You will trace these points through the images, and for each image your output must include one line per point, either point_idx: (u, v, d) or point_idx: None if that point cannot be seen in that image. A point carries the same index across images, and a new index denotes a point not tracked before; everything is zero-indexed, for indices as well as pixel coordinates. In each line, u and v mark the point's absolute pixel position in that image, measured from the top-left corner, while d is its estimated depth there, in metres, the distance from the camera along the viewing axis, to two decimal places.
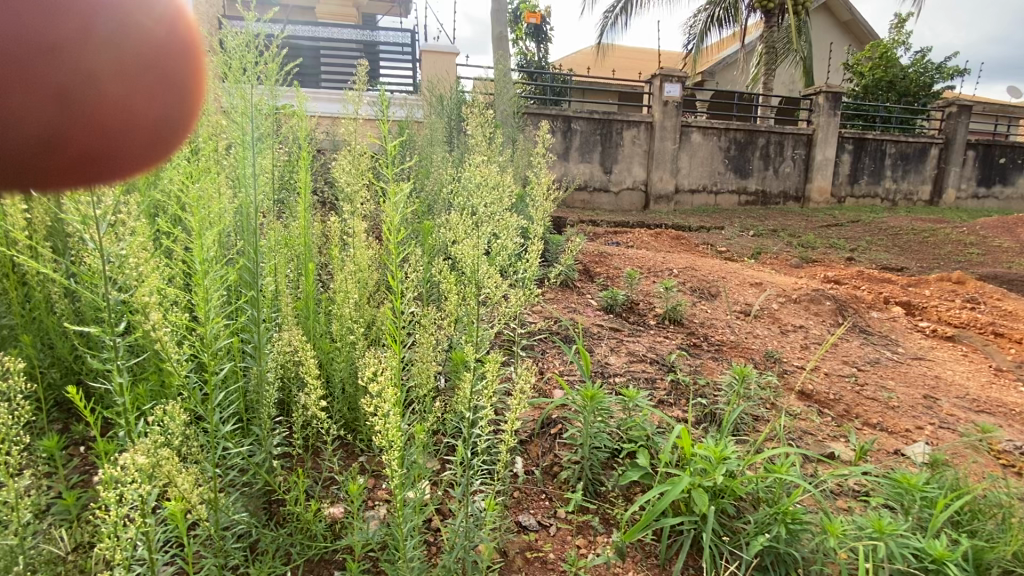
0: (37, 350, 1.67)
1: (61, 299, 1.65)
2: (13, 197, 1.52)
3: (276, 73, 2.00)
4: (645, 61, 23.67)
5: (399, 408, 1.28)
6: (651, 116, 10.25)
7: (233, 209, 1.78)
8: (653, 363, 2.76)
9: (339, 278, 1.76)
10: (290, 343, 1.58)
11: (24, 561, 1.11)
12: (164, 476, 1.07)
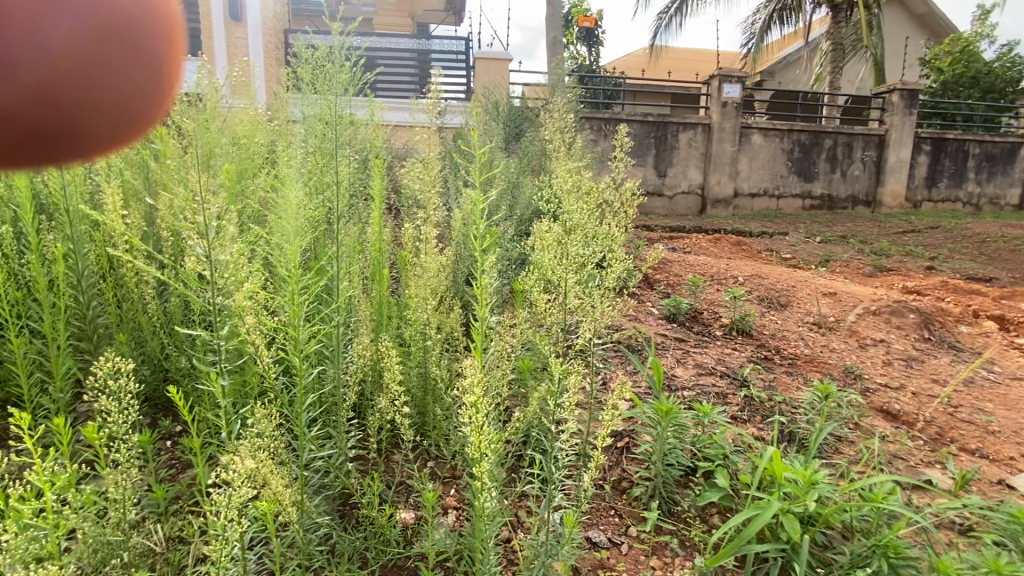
0: (131, 348, 1.76)
1: (154, 300, 1.73)
2: (118, 203, 1.61)
3: (354, 82, 2.05)
4: (700, 62, 23.04)
5: (481, 418, 1.25)
6: (708, 118, 9.94)
7: (313, 215, 1.82)
8: (723, 376, 2.63)
9: (413, 284, 1.77)
10: (368, 348, 1.59)
11: (123, 553, 1.16)
12: (259, 477, 1.09)
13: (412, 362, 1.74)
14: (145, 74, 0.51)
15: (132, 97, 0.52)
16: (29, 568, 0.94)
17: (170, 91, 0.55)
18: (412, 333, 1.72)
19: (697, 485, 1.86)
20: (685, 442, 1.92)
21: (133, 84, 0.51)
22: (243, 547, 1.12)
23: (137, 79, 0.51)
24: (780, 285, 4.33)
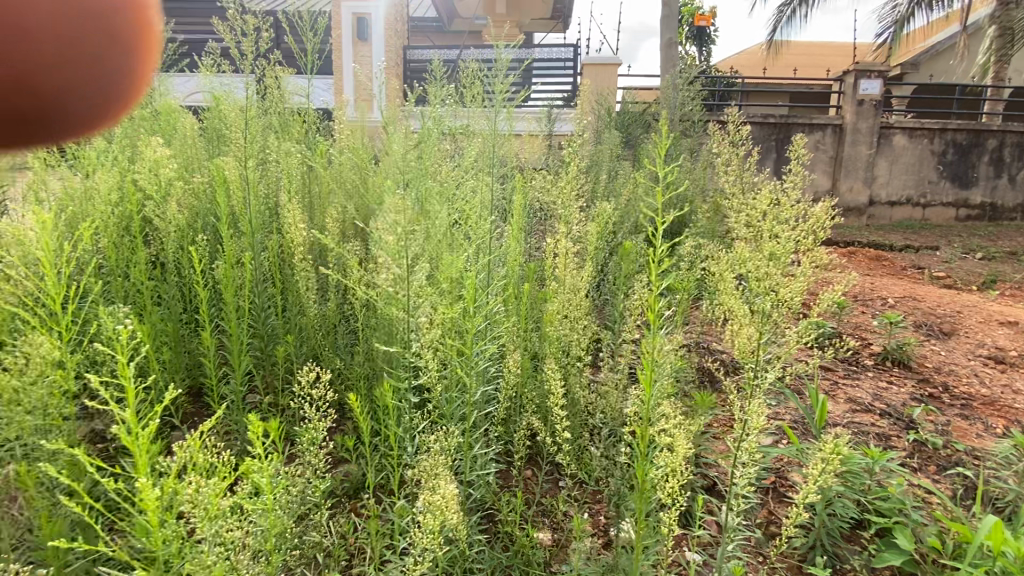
0: (298, 351, 1.92)
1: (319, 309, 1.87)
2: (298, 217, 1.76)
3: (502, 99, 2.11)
4: (825, 57, 21.08)
5: (658, 453, 1.19)
6: (841, 118, 9.01)
7: (462, 228, 1.87)
8: (885, 415, 2.31)
9: (559, 302, 1.75)
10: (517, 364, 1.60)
11: (306, 548, 1.24)
12: (440, 495, 1.11)
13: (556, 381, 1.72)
14: (113, 58, 0.62)
15: (100, 78, 0.63)
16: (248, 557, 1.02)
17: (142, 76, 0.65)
18: (559, 353, 1.71)
19: (867, 542, 1.65)
20: (852, 492, 1.71)
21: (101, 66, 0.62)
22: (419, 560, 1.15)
23: (105, 62, 0.62)
24: (940, 311, 3.77)
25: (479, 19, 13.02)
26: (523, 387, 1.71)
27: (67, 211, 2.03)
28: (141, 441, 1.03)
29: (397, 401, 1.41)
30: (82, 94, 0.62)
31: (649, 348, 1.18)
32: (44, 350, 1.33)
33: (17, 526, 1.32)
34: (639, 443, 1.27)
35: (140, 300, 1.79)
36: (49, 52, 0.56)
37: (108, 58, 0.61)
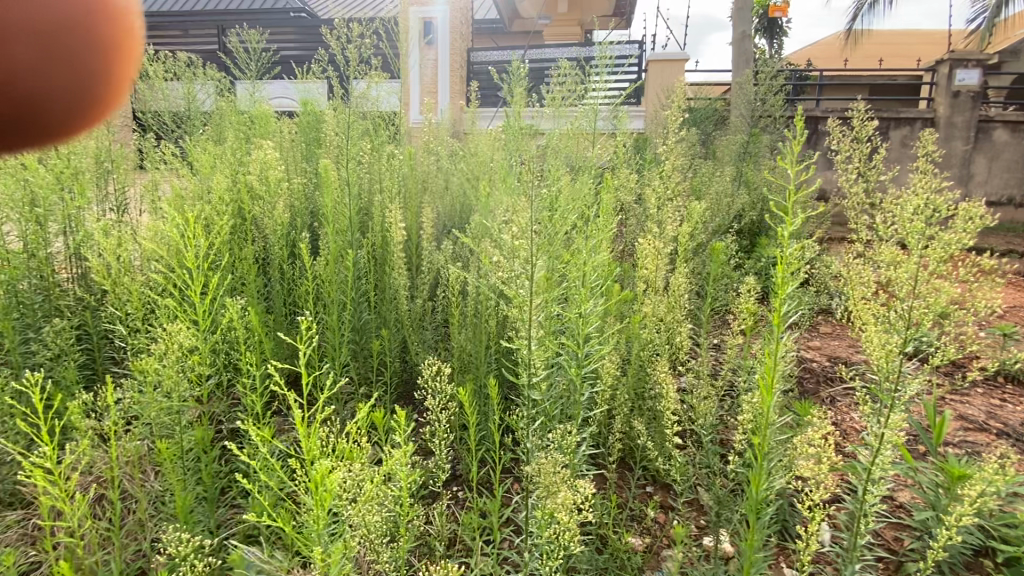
0: (396, 345, 1.99)
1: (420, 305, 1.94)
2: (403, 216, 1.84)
3: None
4: (910, 47, 19.60)
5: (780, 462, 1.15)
6: (932, 112, 8.36)
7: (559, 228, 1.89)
8: (1003, 435, 2.12)
9: (659, 303, 1.72)
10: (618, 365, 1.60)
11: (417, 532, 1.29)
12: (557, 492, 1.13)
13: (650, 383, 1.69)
14: (83, 73, 0.61)
15: (78, 91, 0.63)
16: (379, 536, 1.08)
17: (113, 84, 0.64)
18: (654, 355, 1.68)
19: (993, 571, 1.51)
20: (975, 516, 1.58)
21: (72, 81, 0.61)
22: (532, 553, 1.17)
23: (76, 79, 0.61)
24: None
25: (540, 19, 13.01)
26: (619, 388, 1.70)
27: (186, 209, 2.20)
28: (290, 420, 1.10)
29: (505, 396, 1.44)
30: (65, 91, 0.61)
31: (774, 353, 1.13)
32: (184, 337, 1.46)
33: (157, 496, 1.45)
34: (755, 451, 1.22)
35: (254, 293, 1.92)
36: (23, 51, 0.56)
37: (77, 70, 0.61)
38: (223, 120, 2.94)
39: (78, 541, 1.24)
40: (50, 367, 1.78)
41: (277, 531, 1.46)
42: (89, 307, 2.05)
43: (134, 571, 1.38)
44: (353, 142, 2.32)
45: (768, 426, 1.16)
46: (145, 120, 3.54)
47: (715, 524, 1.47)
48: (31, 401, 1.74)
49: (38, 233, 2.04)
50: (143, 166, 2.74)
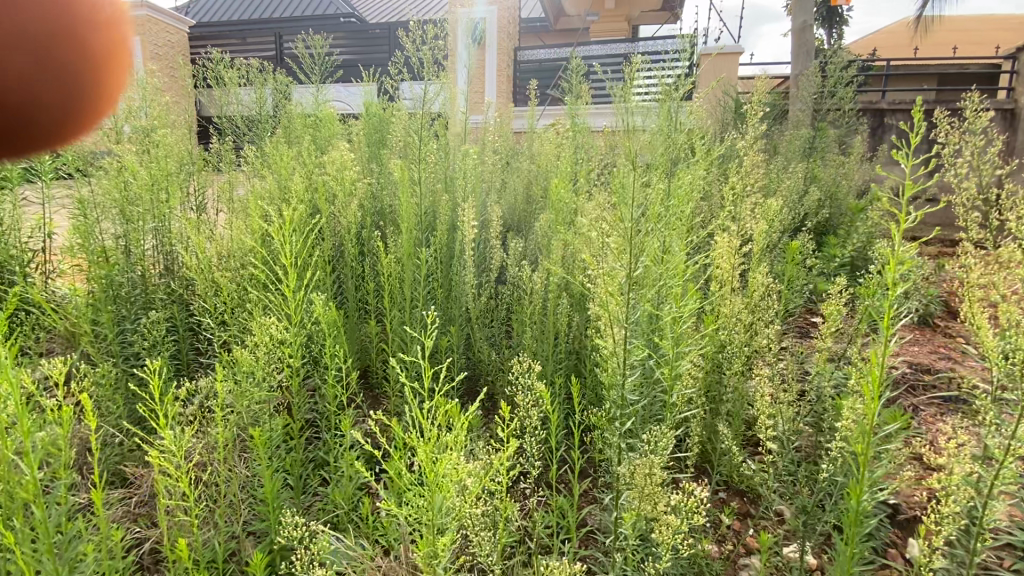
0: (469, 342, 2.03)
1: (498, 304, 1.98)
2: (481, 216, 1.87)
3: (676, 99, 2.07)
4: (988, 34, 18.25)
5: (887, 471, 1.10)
6: (1016, 103, 7.76)
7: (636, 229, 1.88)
8: None
9: (743, 307, 1.68)
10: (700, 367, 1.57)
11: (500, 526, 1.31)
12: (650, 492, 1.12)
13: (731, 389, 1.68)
14: (60, 128, 0.92)
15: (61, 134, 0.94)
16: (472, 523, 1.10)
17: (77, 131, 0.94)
18: (732, 357, 1.65)
19: None
20: None
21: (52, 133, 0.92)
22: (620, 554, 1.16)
23: (56, 131, 0.92)
24: None
25: (586, 15, 12.86)
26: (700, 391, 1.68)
27: (265, 209, 2.31)
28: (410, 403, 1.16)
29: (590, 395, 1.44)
30: (49, 95, 0.83)
31: (884, 358, 1.10)
32: (282, 329, 1.55)
33: (254, 479, 1.54)
34: (856, 458, 1.18)
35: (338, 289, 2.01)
36: (27, 65, 0.77)
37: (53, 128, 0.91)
38: (291, 123, 3.07)
39: (194, 519, 1.33)
40: (147, 356, 1.90)
41: (362, 519, 1.53)
42: (178, 300, 2.18)
43: (234, 550, 1.47)
44: (423, 143, 2.38)
45: (875, 432, 1.12)
46: (213, 124, 3.72)
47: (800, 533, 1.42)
48: (132, 387, 1.87)
49: (134, 230, 2.19)
50: (220, 168, 2.89)
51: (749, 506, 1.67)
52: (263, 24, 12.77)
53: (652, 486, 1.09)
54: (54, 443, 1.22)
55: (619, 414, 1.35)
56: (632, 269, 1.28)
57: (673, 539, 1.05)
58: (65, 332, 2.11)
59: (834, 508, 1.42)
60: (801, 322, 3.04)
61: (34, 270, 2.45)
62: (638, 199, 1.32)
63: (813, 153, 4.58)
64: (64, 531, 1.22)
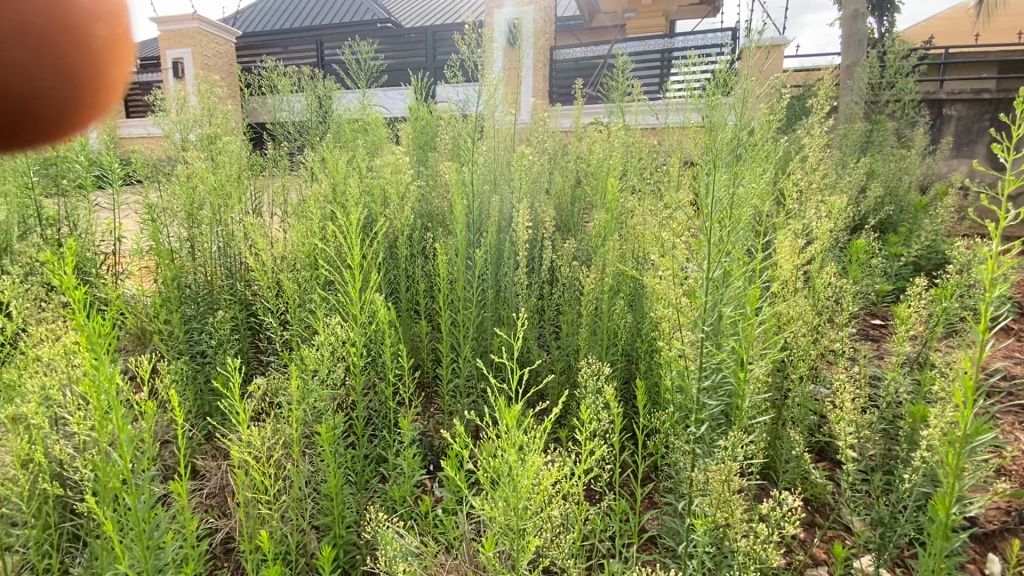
0: (523, 343, 2.04)
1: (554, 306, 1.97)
2: (539, 218, 1.87)
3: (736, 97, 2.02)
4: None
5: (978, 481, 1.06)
6: None
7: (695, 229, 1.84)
8: None
9: (809, 309, 1.63)
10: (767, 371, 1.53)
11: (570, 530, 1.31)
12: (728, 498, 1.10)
13: (795, 393, 1.63)
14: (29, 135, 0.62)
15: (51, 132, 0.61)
16: (547, 525, 1.10)
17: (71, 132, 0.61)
18: (798, 359, 1.60)
19: None
20: None
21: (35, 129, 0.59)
22: (692, 561, 1.14)
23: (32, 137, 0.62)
24: None
25: (624, 11, 12.71)
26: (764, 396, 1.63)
27: (321, 211, 2.38)
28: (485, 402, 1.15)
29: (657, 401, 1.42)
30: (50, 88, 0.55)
31: (979, 363, 1.05)
32: (347, 329, 1.59)
33: (319, 474, 1.60)
34: (947, 471, 1.12)
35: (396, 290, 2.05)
36: (18, 53, 0.50)
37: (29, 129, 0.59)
38: (341, 126, 3.14)
39: (267, 512, 1.38)
40: (214, 354, 1.99)
41: (423, 516, 1.56)
42: (240, 299, 2.27)
43: (302, 543, 1.52)
44: (473, 144, 2.41)
45: (967, 442, 1.07)
46: (266, 129, 3.84)
47: (874, 546, 1.40)
48: (201, 383, 1.95)
49: (198, 233, 2.29)
50: (274, 172, 2.99)
51: (815, 516, 1.65)
52: (305, 32, 13.15)
53: (727, 492, 1.07)
54: (142, 436, 1.29)
55: (685, 417, 1.33)
56: (702, 270, 1.26)
57: (750, 548, 1.03)
58: (137, 329, 2.23)
59: (911, 520, 1.37)
60: (860, 324, 2.92)
61: (105, 271, 2.59)
62: (707, 198, 1.29)
63: (868, 146, 4.38)
64: (151, 519, 1.29)
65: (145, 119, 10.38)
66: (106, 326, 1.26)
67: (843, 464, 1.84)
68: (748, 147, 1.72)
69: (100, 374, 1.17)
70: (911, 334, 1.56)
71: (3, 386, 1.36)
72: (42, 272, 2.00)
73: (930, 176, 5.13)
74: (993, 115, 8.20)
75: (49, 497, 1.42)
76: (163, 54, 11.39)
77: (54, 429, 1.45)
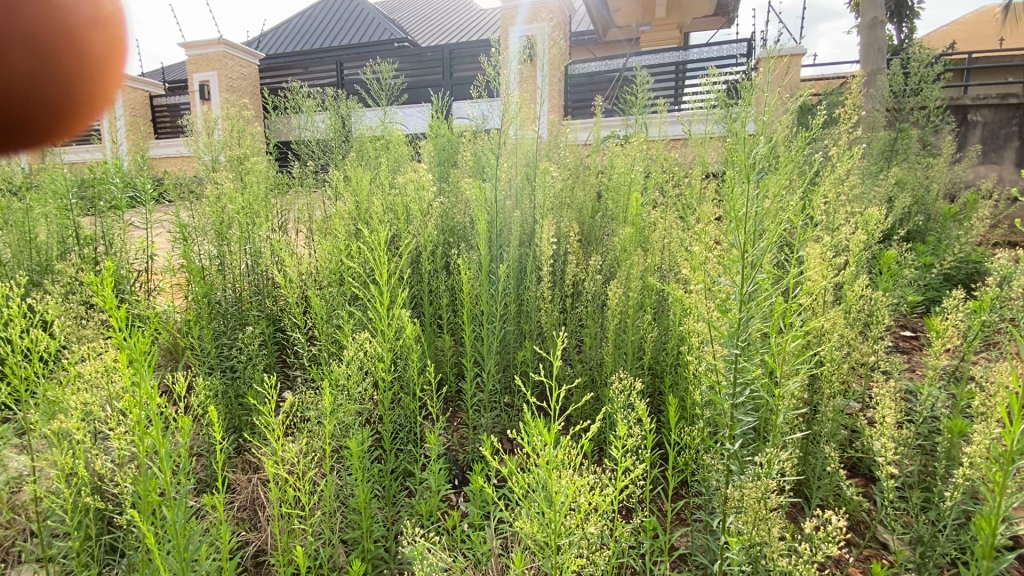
0: (548, 359, 2.06)
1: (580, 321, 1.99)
2: (565, 235, 1.88)
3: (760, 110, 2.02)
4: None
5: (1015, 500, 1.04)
6: None
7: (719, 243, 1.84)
8: None
9: (838, 323, 1.61)
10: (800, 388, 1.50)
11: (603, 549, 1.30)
12: (763, 517, 1.09)
13: (827, 407, 1.61)
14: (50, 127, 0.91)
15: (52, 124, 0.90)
16: (582, 543, 1.09)
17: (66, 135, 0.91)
18: (830, 374, 1.58)
19: None
20: None
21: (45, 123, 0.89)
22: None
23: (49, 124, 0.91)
24: None
25: (638, 26, 12.84)
26: (796, 412, 1.61)
27: (346, 229, 2.43)
28: (520, 417, 1.14)
29: (687, 419, 1.42)
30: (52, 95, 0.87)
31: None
32: (375, 345, 1.61)
33: (348, 488, 1.61)
34: (992, 490, 1.10)
35: (420, 306, 2.07)
36: (19, 59, 0.80)
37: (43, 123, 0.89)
38: (364, 144, 3.21)
39: (299, 525, 1.40)
40: (244, 369, 2.02)
41: (451, 531, 1.57)
42: (267, 316, 2.31)
43: (333, 557, 1.54)
44: (495, 160, 2.43)
45: (1013, 459, 1.04)
46: (291, 149, 3.95)
47: (913, 564, 1.37)
48: (232, 398, 1.99)
49: (228, 251, 2.35)
50: (300, 190, 3.06)
51: (851, 534, 1.62)
52: (325, 52, 13.52)
53: (763, 510, 1.07)
54: (179, 450, 1.32)
55: (716, 433, 1.32)
56: (735, 286, 1.25)
57: (788, 566, 1.01)
58: (169, 345, 2.28)
59: (953, 539, 1.33)
60: (892, 336, 2.88)
61: (138, 288, 2.66)
62: (736, 212, 1.29)
63: (892, 155, 4.32)
64: (187, 531, 1.32)
65: (174, 140, 10.70)
66: (145, 343, 1.31)
67: (877, 480, 1.81)
68: (772, 160, 1.71)
69: (140, 390, 1.21)
70: (948, 347, 1.53)
71: (48, 400, 1.42)
72: (80, 290, 2.07)
73: (957, 184, 5.04)
74: (1021, 120, 8.05)
75: (90, 509, 1.46)
76: (190, 78, 11.79)
77: (94, 443, 1.50)
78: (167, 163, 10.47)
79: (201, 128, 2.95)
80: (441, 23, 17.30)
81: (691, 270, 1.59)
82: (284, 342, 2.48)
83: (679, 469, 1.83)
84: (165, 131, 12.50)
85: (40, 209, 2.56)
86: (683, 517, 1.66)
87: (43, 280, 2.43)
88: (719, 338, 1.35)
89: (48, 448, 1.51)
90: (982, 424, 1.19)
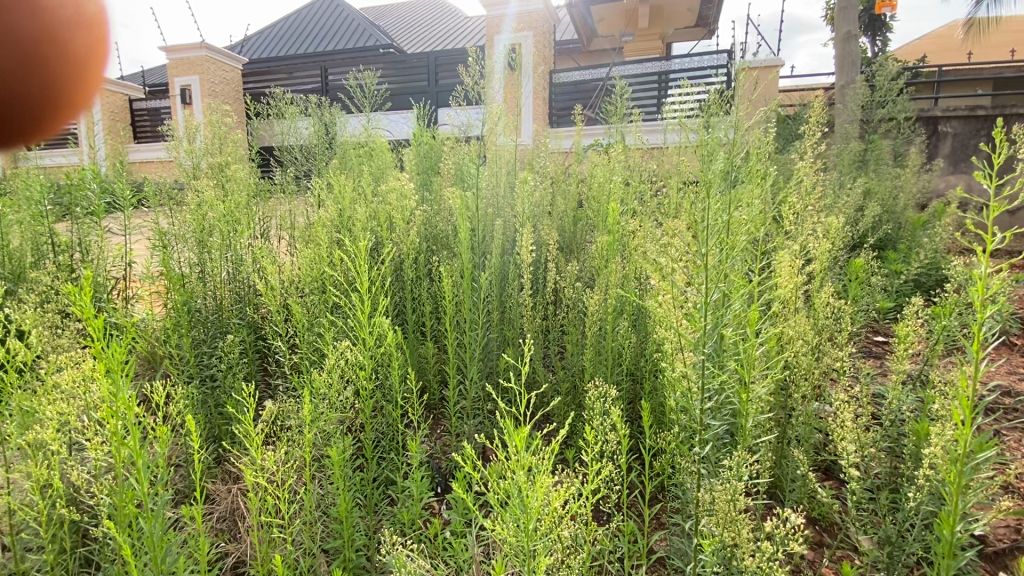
0: (527, 365, 2.09)
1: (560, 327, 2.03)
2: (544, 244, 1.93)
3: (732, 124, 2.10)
4: None
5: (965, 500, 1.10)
6: None
7: None
8: None
9: (805, 331, 1.68)
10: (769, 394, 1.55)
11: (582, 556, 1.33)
12: (733, 518, 1.12)
13: (800, 412, 1.66)
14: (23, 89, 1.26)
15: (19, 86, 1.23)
16: (558, 547, 1.11)
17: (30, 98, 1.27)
18: (801, 379, 1.63)
19: None
20: None
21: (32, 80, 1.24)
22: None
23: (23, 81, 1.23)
24: None
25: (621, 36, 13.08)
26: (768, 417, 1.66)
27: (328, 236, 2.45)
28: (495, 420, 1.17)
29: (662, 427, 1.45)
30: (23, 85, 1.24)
31: (976, 384, 1.07)
32: (356, 353, 1.61)
33: (330, 497, 1.61)
34: (948, 489, 1.15)
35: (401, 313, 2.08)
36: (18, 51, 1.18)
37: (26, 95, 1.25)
38: (348, 153, 3.22)
39: (280, 536, 1.39)
40: (225, 377, 2.01)
41: (432, 539, 1.59)
42: (248, 323, 2.31)
43: (313, 567, 1.53)
44: (477, 169, 2.47)
45: (967, 460, 1.09)
46: (275, 156, 3.93)
47: (881, 564, 1.43)
48: (211, 407, 1.99)
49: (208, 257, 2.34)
50: (282, 197, 3.07)
51: (823, 536, 1.66)
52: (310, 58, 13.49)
53: (733, 512, 1.10)
54: (157, 461, 1.31)
55: (689, 437, 1.36)
56: (702, 293, 1.30)
57: (756, 565, 1.04)
58: (148, 354, 2.26)
59: (918, 538, 1.38)
60: (863, 342, 2.96)
61: (116, 296, 2.64)
62: (705, 223, 1.34)
63: (863, 166, 4.46)
64: (165, 543, 1.30)
65: (156, 146, 10.60)
66: (124, 352, 1.30)
67: (848, 481, 1.87)
68: (745, 171, 1.77)
69: (118, 400, 1.20)
70: (911, 353, 1.59)
71: (22, 411, 1.39)
72: (56, 298, 2.04)
73: (927, 194, 5.20)
74: (987, 131, 8.32)
75: (64, 522, 1.44)
76: (172, 82, 11.64)
77: (70, 455, 1.48)
78: (147, 167, 10.26)
79: (183, 134, 2.95)
80: (427, 30, 17.34)
81: (663, 279, 1.63)
82: (266, 351, 2.48)
83: (657, 474, 1.87)
84: (145, 136, 12.31)
85: (15, 215, 2.52)
86: (661, 521, 1.70)
87: (17, 288, 2.39)
88: (689, 346, 1.39)
89: (23, 460, 1.48)
90: (939, 427, 1.23)
